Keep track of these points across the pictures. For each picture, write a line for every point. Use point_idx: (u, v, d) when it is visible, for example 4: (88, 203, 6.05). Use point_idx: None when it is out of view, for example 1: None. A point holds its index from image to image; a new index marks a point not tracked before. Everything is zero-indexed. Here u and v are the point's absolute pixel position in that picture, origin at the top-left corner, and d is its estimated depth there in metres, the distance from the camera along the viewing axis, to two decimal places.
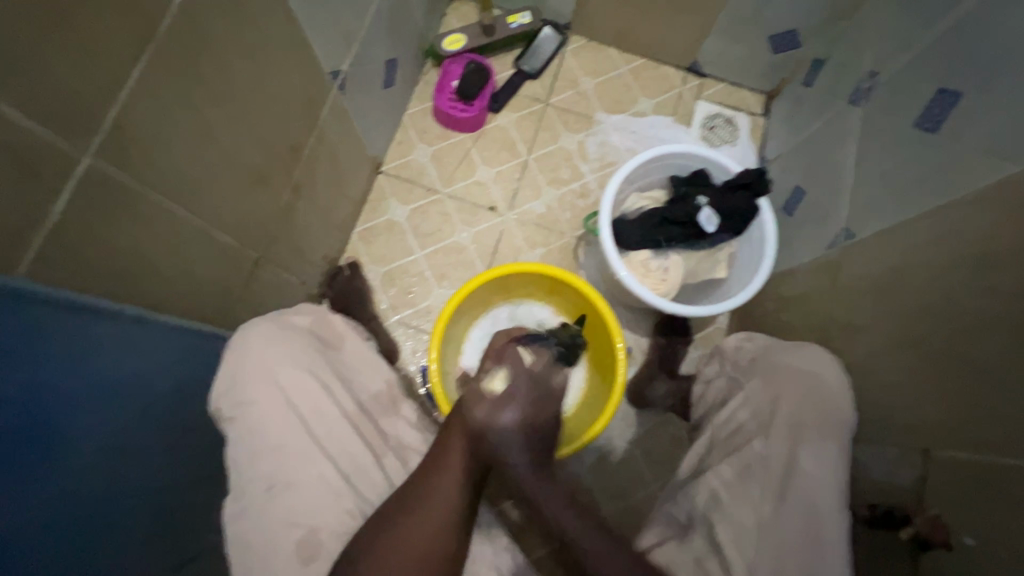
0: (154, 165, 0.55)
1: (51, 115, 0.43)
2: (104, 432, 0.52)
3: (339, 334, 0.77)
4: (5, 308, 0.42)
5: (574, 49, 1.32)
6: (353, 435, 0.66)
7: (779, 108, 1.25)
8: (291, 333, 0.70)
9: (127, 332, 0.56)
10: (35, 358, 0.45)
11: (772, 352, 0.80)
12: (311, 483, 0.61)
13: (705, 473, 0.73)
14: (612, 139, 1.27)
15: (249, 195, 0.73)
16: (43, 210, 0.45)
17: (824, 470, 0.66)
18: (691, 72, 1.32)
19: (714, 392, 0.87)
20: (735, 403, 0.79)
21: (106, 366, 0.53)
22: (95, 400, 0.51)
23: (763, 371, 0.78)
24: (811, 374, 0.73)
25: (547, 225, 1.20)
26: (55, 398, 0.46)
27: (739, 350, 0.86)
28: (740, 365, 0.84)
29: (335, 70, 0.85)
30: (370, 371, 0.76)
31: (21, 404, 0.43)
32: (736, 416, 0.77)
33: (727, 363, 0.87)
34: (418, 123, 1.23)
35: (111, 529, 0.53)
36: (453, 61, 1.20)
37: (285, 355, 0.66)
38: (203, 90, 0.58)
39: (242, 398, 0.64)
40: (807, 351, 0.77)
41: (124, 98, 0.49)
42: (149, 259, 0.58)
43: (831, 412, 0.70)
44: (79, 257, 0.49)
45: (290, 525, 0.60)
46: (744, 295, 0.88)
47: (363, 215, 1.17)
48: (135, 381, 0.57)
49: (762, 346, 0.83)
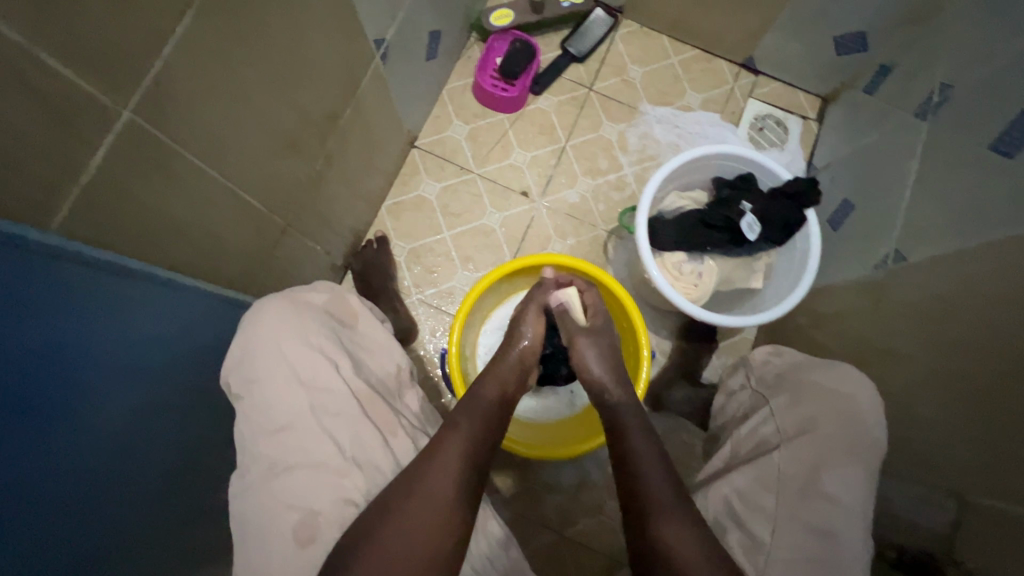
0: (190, 125, 0.54)
1: (91, 66, 0.42)
2: (125, 386, 0.52)
3: (352, 313, 0.75)
4: (37, 263, 0.42)
5: (624, 33, 1.26)
6: (361, 416, 0.64)
7: (835, 114, 1.19)
8: (304, 310, 0.68)
9: (152, 293, 0.56)
10: (64, 309, 0.45)
11: (799, 369, 0.78)
12: (309, 466, 0.60)
13: (723, 477, 0.73)
14: (655, 131, 1.23)
15: (283, 158, 0.72)
16: (81, 164, 0.44)
17: (852, 498, 0.63)
18: (745, 67, 1.26)
19: (736, 405, 0.85)
20: (759, 417, 0.77)
21: (124, 324, 0.52)
22: (118, 358, 0.51)
23: (790, 387, 0.76)
24: (841, 394, 0.71)
25: (578, 215, 1.17)
26: (78, 356, 0.46)
27: (765, 362, 0.83)
28: (765, 379, 0.82)
29: (379, 38, 0.82)
30: (379, 355, 0.74)
31: (42, 358, 0.43)
32: (759, 431, 0.75)
33: (752, 375, 0.85)
34: (457, 99, 1.20)
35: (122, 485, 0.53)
36: (498, 36, 1.16)
37: (297, 332, 0.65)
38: (245, 51, 0.56)
39: (250, 373, 0.63)
40: (839, 369, 0.74)
41: (166, 54, 0.47)
42: (179, 218, 0.57)
43: (850, 431, 0.67)
44: (113, 210, 0.49)
45: (289, 506, 0.59)
46: (777, 310, 0.85)
47: (394, 188, 1.15)
48: (149, 339, 0.56)
49: (789, 362, 0.81)
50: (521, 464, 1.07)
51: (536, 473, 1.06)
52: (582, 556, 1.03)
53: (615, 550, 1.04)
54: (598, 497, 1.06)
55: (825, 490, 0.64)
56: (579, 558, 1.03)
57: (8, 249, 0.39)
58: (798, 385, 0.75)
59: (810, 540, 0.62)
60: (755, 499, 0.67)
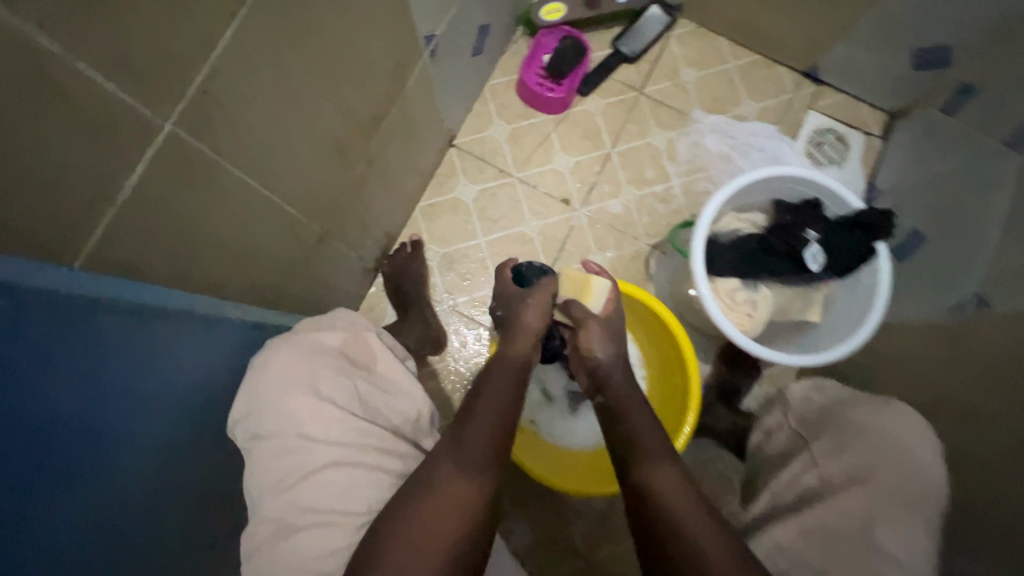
0: (234, 135, 0.49)
1: (132, 74, 0.37)
2: (160, 429, 0.47)
3: (374, 355, 0.61)
4: (63, 313, 0.38)
5: (680, 34, 1.18)
6: (373, 470, 0.53)
7: (904, 133, 1.11)
8: (316, 355, 0.56)
9: (189, 327, 0.51)
10: (96, 356, 0.41)
11: (844, 407, 0.67)
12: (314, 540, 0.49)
13: (761, 530, 0.62)
14: (706, 141, 1.15)
15: (325, 165, 0.67)
16: (118, 183, 0.39)
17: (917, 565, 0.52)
18: (808, 77, 1.18)
19: (774, 448, 0.73)
20: (800, 464, 0.66)
21: (154, 358, 0.47)
22: (160, 400, 0.48)
23: (834, 428, 0.65)
24: (892, 437, 0.61)
25: (620, 227, 1.11)
26: (115, 403, 0.42)
27: (804, 399, 0.72)
28: (806, 420, 0.70)
29: (429, 34, 0.76)
30: (405, 404, 0.60)
31: (75, 410, 0.39)
32: (801, 480, 0.64)
33: (791, 414, 0.73)
34: (499, 96, 1.13)
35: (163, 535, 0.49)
36: (548, 32, 1.09)
37: (306, 374, 0.54)
38: (297, 54, 0.51)
39: (258, 428, 0.52)
40: (891, 408, 0.64)
41: (213, 61, 0.42)
42: (218, 235, 0.53)
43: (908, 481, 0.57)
44: (152, 231, 0.44)
45: None
46: (838, 351, 0.79)
47: (429, 189, 1.10)
48: (184, 372, 0.51)
49: (833, 402, 0.69)
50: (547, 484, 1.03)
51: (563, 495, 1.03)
52: None
53: None
54: (626, 524, 1.02)
55: (879, 547, 0.54)
56: None
57: (29, 299, 0.35)
58: (842, 426, 0.65)
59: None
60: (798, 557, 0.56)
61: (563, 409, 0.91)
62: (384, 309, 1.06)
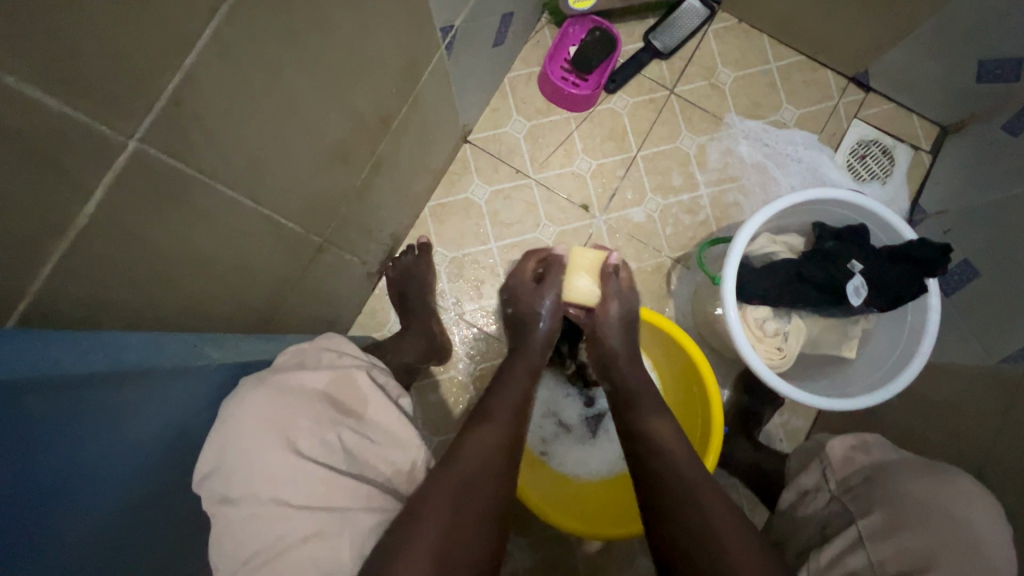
0: (216, 147, 0.42)
1: (82, 88, 0.30)
2: (137, 485, 0.42)
3: (364, 399, 0.56)
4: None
5: (719, 28, 1.09)
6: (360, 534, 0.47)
7: (957, 149, 1.02)
8: (293, 396, 0.51)
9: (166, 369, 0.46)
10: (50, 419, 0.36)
11: (895, 475, 0.62)
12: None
13: None
14: (739, 148, 1.07)
15: (326, 171, 0.60)
16: (70, 211, 0.34)
17: None
18: (855, 82, 1.08)
19: (813, 510, 0.67)
20: (844, 543, 0.59)
21: (116, 412, 0.41)
22: (136, 457, 0.42)
23: (884, 502, 0.59)
24: (953, 519, 0.55)
25: (642, 238, 1.04)
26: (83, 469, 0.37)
27: (848, 458, 0.67)
28: (850, 484, 0.65)
29: (447, 25, 0.68)
30: (396, 452, 0.54)
31: (32, 485, 0.34)
32: (845, 562, 0.58)
33: (831, 475, 0.67)
34: (519, 90, 1.05)
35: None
36: (576, 21, 1.00)
37: (280, 420, 0.49)
38: (294, 54, 0.44)
39: (226, 489, 0.46)
40: (955, 483, 0.58)
41: (188, 66, 0.35)
42: (199, 257, 0.47)
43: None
44: (114, 261, 0.39)
45: None
46: (875, 395, 0.72)
47: (440, 187, 1.03)
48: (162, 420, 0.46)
49: (877, 463, 0.65)
50: None
51: None
52: None
53: None
54: (630, 552, 0.97)
55: None
56: None
57: None
58: (895, 500, 0.59)
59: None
60: None
61: (583, 432, 0.86)
62: (387, 313, 1.00)
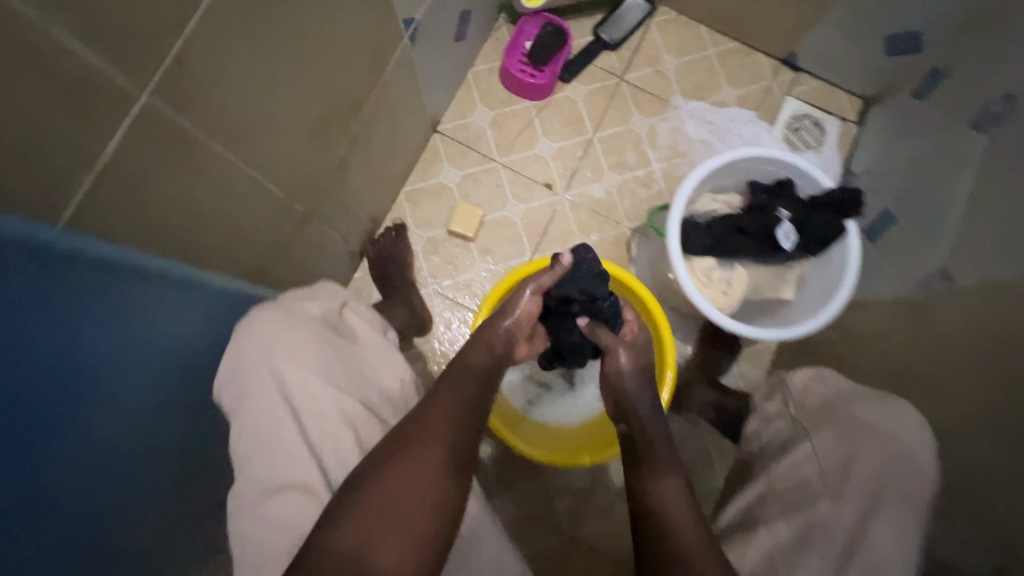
0: (207, 108, 0.49)
1: (113, 47, 0.39)
2: (136, 387, 0.51)
3: (353, 328, 0.69)
4: (56, 262, 0.41)
5: (660, 22, 1.20)
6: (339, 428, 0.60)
7: (879, 117, 1.13)
8: (296, 319, 0.63)
9: (173, 286, 0.55)
10: (78, 315, 0.44)
11: (845, 402, 0.70)
12: (267, 515, 0.56)
13: (759, 523, 0.65)
14: (686, 127, 1.17)
15: (306, 146, 0.68)
16: (94, 153, 0.41)
17: (907, 553, 0.57)
18: (785, 64, 1.20)
19: (773, 435, 0.75)
20: (799, 452, 0.68)
21: (134, 303, 0.50)
22: (131, 353, 0.50)
23: (840, 425, 0.67)
24: (890, 436, 0.64)
25: (603, 212, 1.13)
26: (83, 351, 0.44)
27: (808, 389, 0.74)
28: (806, 408, 0.73)
29: (408, 17, 0.77)
30: (382, 366, 0.68)
31: (56, 346, 0.42)
32: (803, 467, 0.66)
33: (791, 403, 0.75)
34: (482, 83, 1.15)
35: (95, 516, 0.47)
36: (529, 19, 1.11)
37: (292, 346, 0.61)
38: (271, 29, 0.52)
39: (240, 391, 0.59)
40: (893, 405, 0.67)
41: (190, 33, 0.43)
42: (201, 207, 0.55)
43: (909, 475, 0.61)
44: (129, 205, 0.46)
45: (280, 522, 0.55)
46: (807, 327, 0.82)
47: (414, 174, 1.12)
48: (155, 331, 0.54)
49: (835, 393, 0.72)
50: (529, 464, 1.04)
51: (545, 474, 1.04)
52: (590, 562, 1.01)
53: (624, 558, 1.02)
54: (609, 502, 1.03)
55: (872, 537, 0.58)
56: (587, 563, 1.01)
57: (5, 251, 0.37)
58: (842, 418, 0.68)
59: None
60: (798, 546, 0.60)
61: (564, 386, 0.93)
62: (369, 292, 1.07)
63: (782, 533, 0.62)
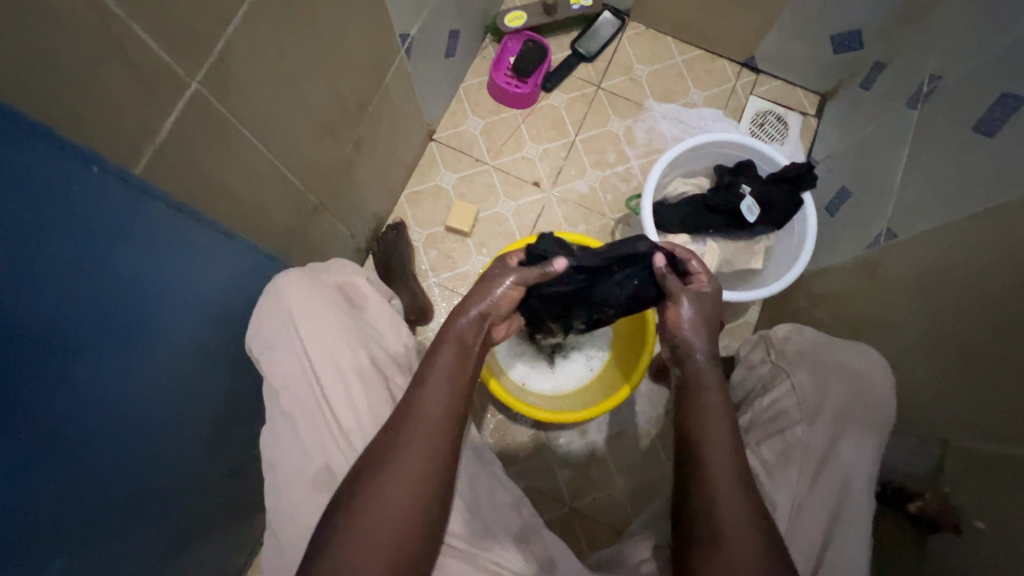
0: (240, 99, 0.60)
1: (173, 43, 0.49)
2: (174, 328, 0.60)
3: (364, 296, 0.77)
4: (129, 210, 0.50)
5: (631, 35, 1.33)
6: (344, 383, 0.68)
7: (835, 109, 1.24)
8: (316, 287, 0.72)
9: (218, 244, 0.64)
10: (139, 256, 0.53)
11: (822, 347, 0.75)
12: (296, 447, 0.66)
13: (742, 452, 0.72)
14: (660, 127, 1.29)
15: (319, 141, 0.79)
16: (155, 127, 0.51)
17: (861, 463, 0.66)
18: (747, 67, 1.32)
19: (756, 379, 0.80)
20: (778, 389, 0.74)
21: (187, 253, 0.59)
22: (177, 297, 0.59)
23: (812, 365, 0.73)
24: (857, 372, 0.71)
25: (587, 205, 1.23)
26: (133, 287, 0.53)
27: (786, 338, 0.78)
28: (786, 354, 0.77)
29: (405, 33, 0.89)
30: (388, 331, 0.75)
31: (113, 280, 0.51)
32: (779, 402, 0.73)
33: (772, 350, 0.79)
34: (472, 96, 1.27)
35: (126, 430, 0.56)
36: (512, 37, 1.24)
37: (308, 312, 0.70)
38: (291, 36, 0.63)
39: (268, 342, 0.70)
40: (859, 349, 0.74)
41: (228, 35, 0.54)
42: (233, 185, 0.65)
43: (864, 400, 0.69)
44: (180, 175, 0.56)
45: (305, 457, 0.66)
46: (772, 289, 0.90)
47: (413, 178, 1.22)
48: (201, 281, 0.63)
49: (812, 340, 0.76)
50: (530, 439, 1.10)
51: (545, 448, 1.10)
52: (593, 530, 1.06)
53: (624, 524, 1.07)
54: (606, 472, 1.09)
55: (833, 453, 0.66)
56: (589, 531, 1.06)
57: (90, 196, 0.46)
58: (819, 361, 0.73)
59: (817, 498, 0.65)
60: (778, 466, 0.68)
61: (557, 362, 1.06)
62: None
63: (757, 458, 0.69)
